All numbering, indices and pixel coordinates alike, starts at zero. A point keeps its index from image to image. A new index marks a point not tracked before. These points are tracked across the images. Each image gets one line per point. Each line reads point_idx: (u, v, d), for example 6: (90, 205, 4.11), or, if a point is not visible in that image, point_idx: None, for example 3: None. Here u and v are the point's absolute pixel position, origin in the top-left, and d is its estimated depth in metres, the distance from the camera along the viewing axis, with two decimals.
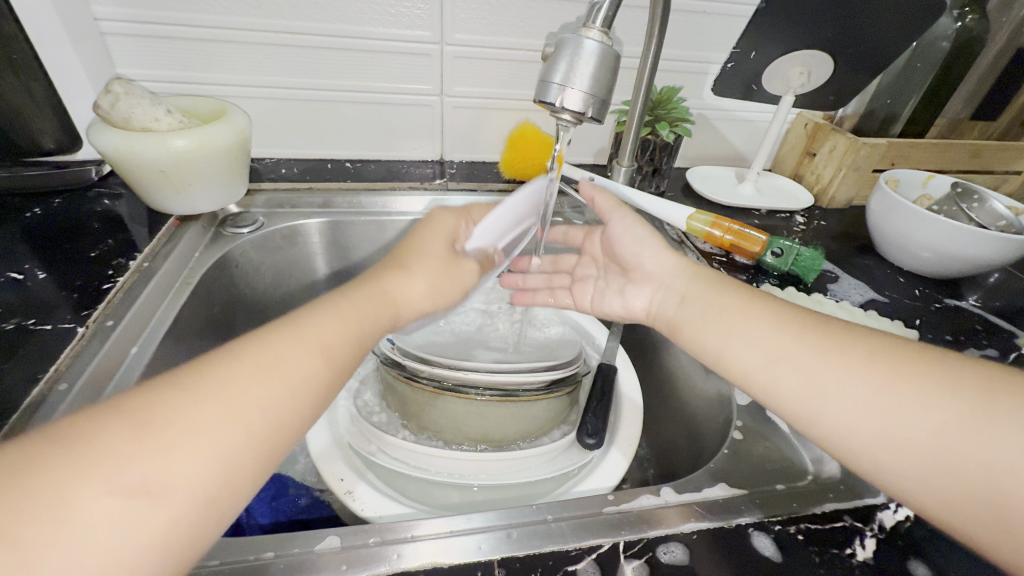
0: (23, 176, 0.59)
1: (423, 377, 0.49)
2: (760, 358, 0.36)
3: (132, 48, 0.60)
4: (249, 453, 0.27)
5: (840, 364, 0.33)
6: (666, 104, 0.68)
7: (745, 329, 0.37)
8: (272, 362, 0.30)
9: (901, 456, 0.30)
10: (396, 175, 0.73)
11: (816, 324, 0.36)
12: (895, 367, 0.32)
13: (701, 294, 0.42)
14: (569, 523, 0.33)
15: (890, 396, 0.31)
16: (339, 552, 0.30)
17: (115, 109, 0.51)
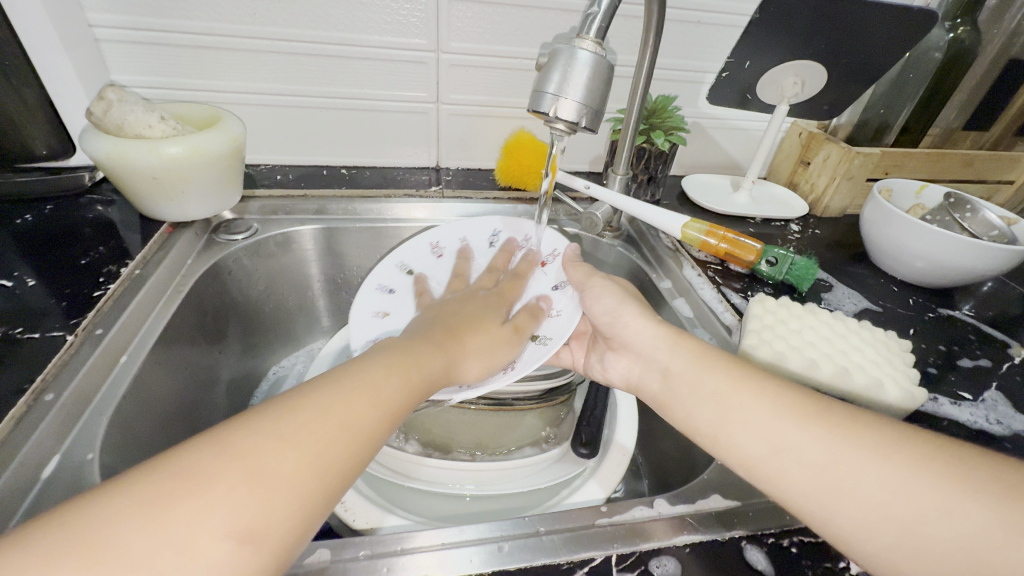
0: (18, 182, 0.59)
1: None
2: (760, 450, 0.34)
3: (127, 54, 0.60)
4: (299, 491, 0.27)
5: (847, 446, 0.32)
6: (661, 113, 0.68)
7: (745, 405, 0.36)
8: (323, 410, 0.29)
9: (915, 548, 0.29)
10: (391, 182, 0.73)
11: (815, 401, 0.35)
12: (902, 454, 0.31)
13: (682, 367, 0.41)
14: (561, 537, 0.32)
15: (901, 485, 0.30)
16: (329, 565, 0.30)
17: (108, 115, 0.51)
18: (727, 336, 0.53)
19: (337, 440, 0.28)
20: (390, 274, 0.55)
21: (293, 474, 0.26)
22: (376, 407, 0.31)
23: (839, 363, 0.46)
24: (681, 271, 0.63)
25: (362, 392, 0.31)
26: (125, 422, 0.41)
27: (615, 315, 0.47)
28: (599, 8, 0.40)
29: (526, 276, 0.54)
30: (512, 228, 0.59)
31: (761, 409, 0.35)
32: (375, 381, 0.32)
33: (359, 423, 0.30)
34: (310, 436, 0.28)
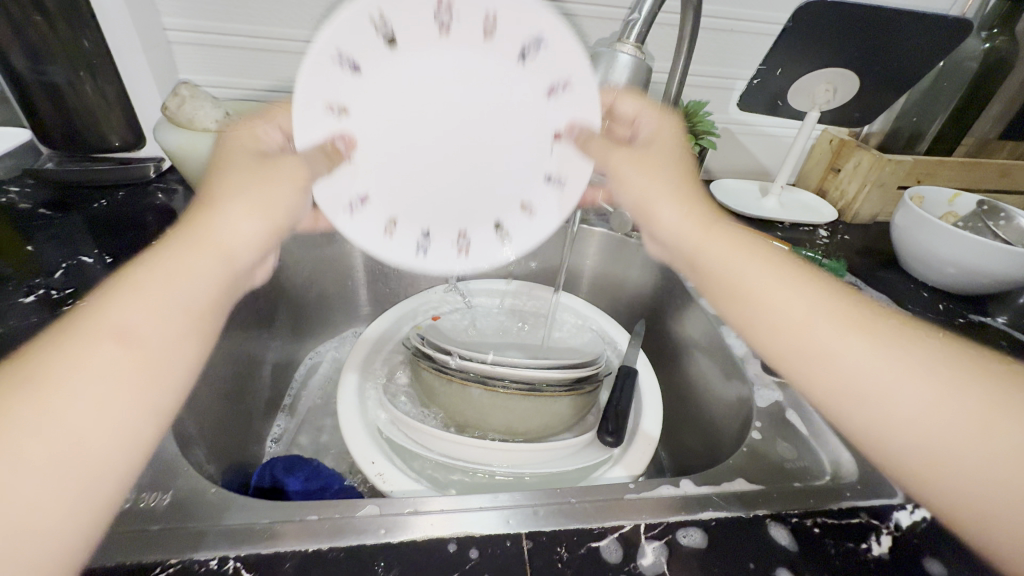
0: (96, 171, 0.64)
1: (452, 368, 0.53)
2: (803, 310, 0.36)
3: (195, 56, 0.65)
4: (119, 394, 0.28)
5: (887, 350, 0.34)
6: (693, 118, 0.70)
7: (787, 299, 0.37)
8: (75, 363, 0.28)
9: (919, 437, 0.32)
10: None
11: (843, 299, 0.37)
12: (917, 362, 0.33)
13: (723, 245, 0.41)
14: (592, 505, 0.35)
15: (912, 384, 0.32)
16: (377, 517, 0.33)
17: (181, 110, 0.55)
18: None
19: (102, 382, 0.28)
20: (337, 88, 0.42)
21: (60, 435, 0.26)
22: (121, 334, 0.30)
23: None
24: None
25: (100, 331, 0.30)
26: None
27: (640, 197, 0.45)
28: (640, 15, 0.43)
29: (524, 130, 0.48)
30: (562, 52, 0.42)
31: (803, 287, 0.37)
32: (129, 311, 0.31)
33: (132, 356, 0.30)
34: (82, 390, 0.28)
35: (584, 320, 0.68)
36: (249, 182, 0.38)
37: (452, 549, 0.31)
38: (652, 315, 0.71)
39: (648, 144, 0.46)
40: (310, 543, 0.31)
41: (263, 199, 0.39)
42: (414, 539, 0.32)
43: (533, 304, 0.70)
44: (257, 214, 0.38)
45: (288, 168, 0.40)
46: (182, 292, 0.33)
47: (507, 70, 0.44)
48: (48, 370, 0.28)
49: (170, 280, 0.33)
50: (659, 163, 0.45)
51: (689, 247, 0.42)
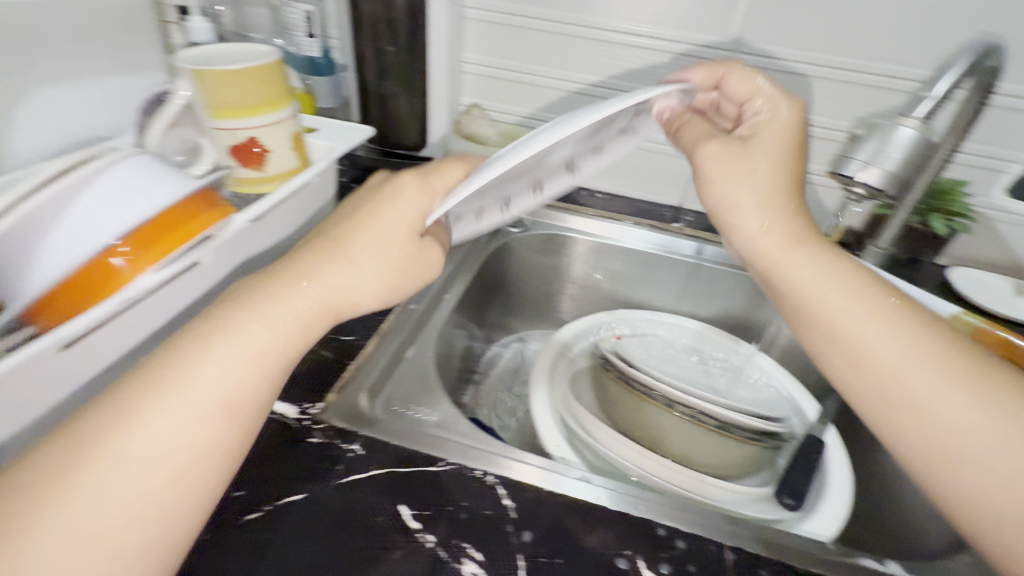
0: (389, 162, 0.82)
1: (640, 384, 0.58)
2: (892, 354, 0.38)
3: (478, 84, 0.81)
4: (183, 449, 0.29)
5: (959, 388, 0.36)
6: (947, 195, 0.65)
7: (878, 340, 0.39)
8: (158, 401, 0.29)
9: (973, 471, 0.35)
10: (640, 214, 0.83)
11: (915, 321, 0.40)
12: (958, 381, 0.37)
13: (800, 262, 0.43)
14: (795, 546, 0.35)
15: (969, 400, 0.36)
16: (597, 485, 0.37)
17: (467, 125, 0.71)
18: None
19: (184, 461, 0.29)
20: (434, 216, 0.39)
21: (138, 520, 0.27)
22: (221, 406, 0.31)
23: None
24: None
25: (194, 404, 0.30)
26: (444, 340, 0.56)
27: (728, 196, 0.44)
28: (931, 93, 0.43)
29: (532, 163, 0.39)
30: (580, 116, 0.36)
31: (874, 324, 0.40)
32: (211, 375, 0.31)
33: (203, 440, 0.30)
34: (160, 466, 0.28)
35: (773, 387, 0.66)
36: (401, 232, 0.38)
37: (662, 533, 0.35)
38: None
39: (748, 136, 0.45)
40: (546, 484, 0.36)
41: (406, 265, 0.38)
42: (631, 513, 0.35)
43: (718, 349, 0.71)
44: (382, 280, 0.38)
45: (429, 252, 0.40)
46: (263, 391, 0.33)
47: (508, 174, 0.39)
48: (129, 432, 0.28)
49: (253, 370, 0.32)
50: (754, 159, 0.44)
51: (809, 295, 0.42)
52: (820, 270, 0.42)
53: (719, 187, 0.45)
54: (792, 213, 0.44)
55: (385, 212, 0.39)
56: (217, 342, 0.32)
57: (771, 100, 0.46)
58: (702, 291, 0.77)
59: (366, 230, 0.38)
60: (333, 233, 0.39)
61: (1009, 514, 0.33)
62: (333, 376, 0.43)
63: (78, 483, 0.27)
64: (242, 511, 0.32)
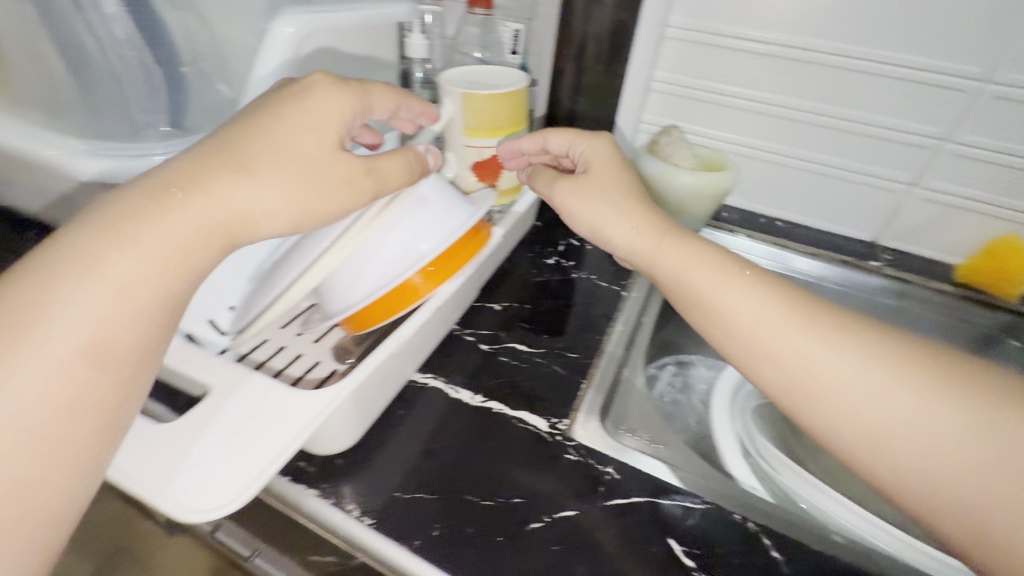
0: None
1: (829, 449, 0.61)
2: (805, 345, 0.36)
3: (663, 101, 0.79)
4: (111, 322, 0.28)
5: (923, 392, 0.33)
6: None
7: (758, 316, 0.37)
8: (87, 273, 0.28)
9: (956, 491, 0.31)
10: (826, 245, 0.76)
11: (818, 327, 0.37)
12: (912, 398, 0.33)
13: (674, 251, 0.41)
14: None
15: (937, 412, 0.33)
16: (868, 553, 0.35)
17: (664, 148, 0.70)
18: None
19: (99, 346, 0.28)
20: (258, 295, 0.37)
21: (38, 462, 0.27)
22: (127, 291, 0.29)
23: None
24: None
25: (117, 275, 0.29)
26: None
27: (674, 278, 0.41)
28: None
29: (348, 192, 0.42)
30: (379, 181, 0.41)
31: (820, 336, 0.36)
32: (123, 258, 0.29)
33: (140, 292, 0.29)
34: (78, 334, 0.28)
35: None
36: (316, 138, 0.34)
37: None
38: None
39: (588, 168, 0.46)
40: (810, 538, 0.35)
41: (308, 169, 0.33)
42: None
43: None
44: (292, 198, 0.33)
45: (338, 168, 0.34)
46: (170, 266, 0.30)
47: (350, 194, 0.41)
48: (57, 302, 0.28)
49: (172, 237, 0.30)
50: (608, 189, 0.44)
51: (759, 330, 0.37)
52: (770, 314, 0.37)
53: (750, 310, 0.38)
54: (701, 264, 0.40)
55: (288, 111, 0.34)
56: (199, 187, 0.30)
57: (595, 148, 0.47)
58: None
59: (271, 149, 0.33)
60: (235, 129, 0.33)
61: (963, 508, 0.31)
62: (569, 395, 0.44)
63: (41, 334, 0.27)
64: (526, 520, 0.34)
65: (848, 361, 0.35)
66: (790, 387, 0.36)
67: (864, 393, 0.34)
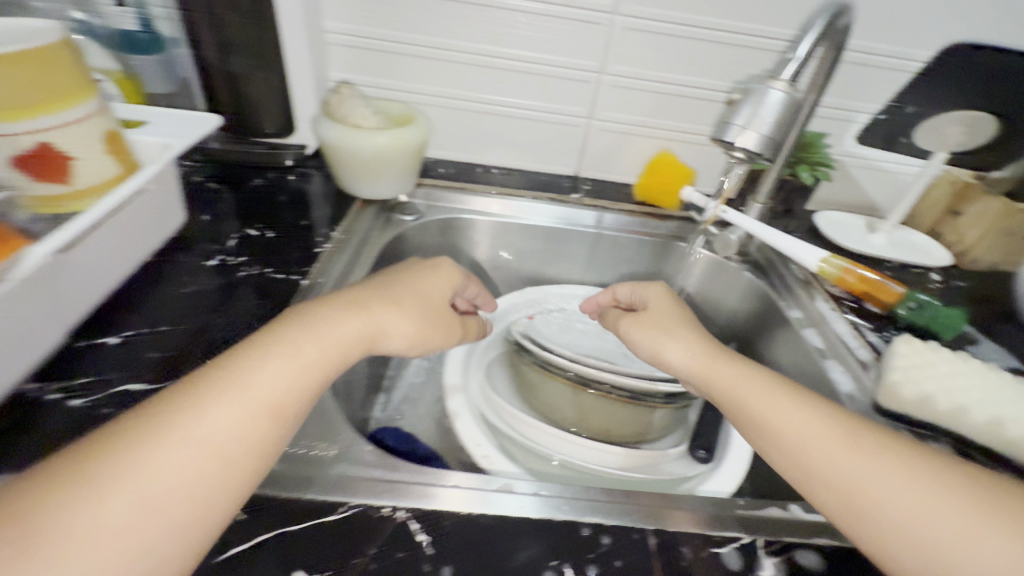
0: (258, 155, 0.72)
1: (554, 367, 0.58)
2: (802, 426, 0.38)
3: (345, 55, 0.71)
4: (168, 502, 0.28)
5: (892, 468, 0.34)
6: (810, 148, 0.70)
7: (812, 421, 0.38)
8: (150, 463, 0.28)
9: (925, 552, 0.31)
10: (536, 186, 0.80)
11: (856, 435, 0.36)
12: (931, 509, 0.32)
13: (728, 374, 0.43)
14: (710, 514, 0.37)
15: (901, 486, 0.33)
16: (514, 494, 0.36)
17: (339, 108, 0.62)
18: (862, 372, 0.53)
19: (147, 521, 0.27)
20: None
21: None
22: (186, 468, 0.29)
23: (993, 412, 0.42)
24: (812, 303, 0.64)
25: (197, 446, 0.30)
26: None
27: (652, 348, 0.49)
28: (796, 55, 0.44)
29: None
30: None
31: (808, 413, 0.38)
32: (206, 423, 0.31)
33: (215, 456, 0.30)
34: (122, 518, 0.26)
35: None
36: (287, 336, 0.37)
37: (586, 533, 0.34)
38: (745, 339, 0.71)
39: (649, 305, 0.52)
40: (460, 504, 0.34)
41: (302, 358, 0.36)
42: (551, 517, 0.35)
43: None
44: (298, 375, 0.35)
45: (326, 325, 0.39)
46: (280, 376, 0.35)
47: None
48: (124, 485, 0.27)
49: (287, 360, 0.35)
50: (665, 324, 0.50)
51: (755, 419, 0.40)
52: (825, 436, 0.37)
53: (800, 429, 0.38)
54: (749, 384, 0.42)
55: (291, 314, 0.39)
56: (249, 366, 0.34)
57: (649, 293, 0.54)
58: (605, 258, 0.77)
59: (281, 337, 0.37)
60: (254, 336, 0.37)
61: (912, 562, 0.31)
62: None
63: (51, 520, 0.25)
64: None
65: (814, 427, 0.37)
66: (783, 448, 0.38)
67: (839, 468, 0.35)
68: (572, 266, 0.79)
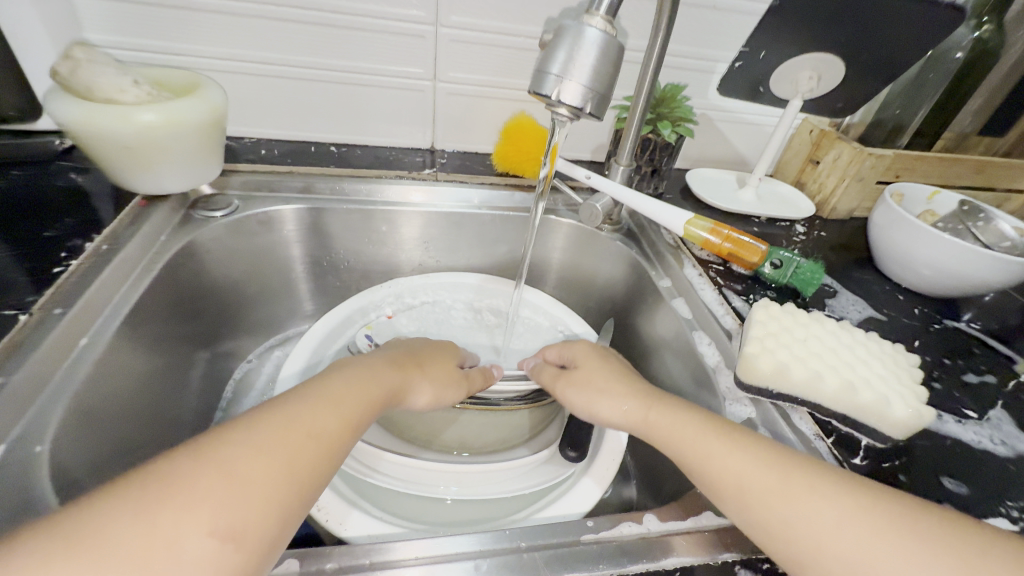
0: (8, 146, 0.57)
1: None
2: (743, 462, 0.33)
3: (102, 11, 0.56)
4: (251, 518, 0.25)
5: (840, 500, 0.29)
6: (669, 102, 0.65)
7: (748, 458, 0.33)
8: (219, 473, 0.26)
9: None
10: (383, 162, 0.69)
11: (804, 469, 0.32)
12: (867, 507, 0.29)
13: (672, 416, 0.38)
14: (543, 553, 0.31)
15: (849, 525, 0.28)
16: None
17: (76, 77, 0.47)
18: (727, 341, 0.50)
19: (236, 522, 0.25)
20: None
21: None
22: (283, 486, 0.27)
23: (846, 377, 0.39)
24: (681, 270, 0.59)
25: (265, 455, 0.28)
26: (86, 409, 0.39)
27: (587, 405, 0.44)
28: None
29: None
30: None
31: (747, 448, 0.34)
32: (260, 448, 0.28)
33: (296, 475, 0.28)
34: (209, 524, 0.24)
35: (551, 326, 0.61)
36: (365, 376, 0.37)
37: None
38: (621, 313, 0.67)
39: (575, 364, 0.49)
40: None
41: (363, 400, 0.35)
42: None
43: (496, 301, 0.64)
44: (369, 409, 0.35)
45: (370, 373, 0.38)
46: (361, 400, 0.35)
47: None
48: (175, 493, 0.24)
49: (341, 392, 0.34)
50: (598, 381, 0.45)
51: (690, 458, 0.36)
52: (765, 467, 0.32)
53: (735, 466, 0.33)
54: (686, 422, 0.37)
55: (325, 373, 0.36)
56: (293, 396, 0.32)
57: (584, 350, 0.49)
58: (469, 239, 0.69)
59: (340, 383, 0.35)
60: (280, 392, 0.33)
61: None
62: None
63: (92, 533, 0.22)
64: None
65: (756, 466, 0.33)
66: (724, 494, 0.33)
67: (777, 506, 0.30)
68: (434, 251, 0.70)
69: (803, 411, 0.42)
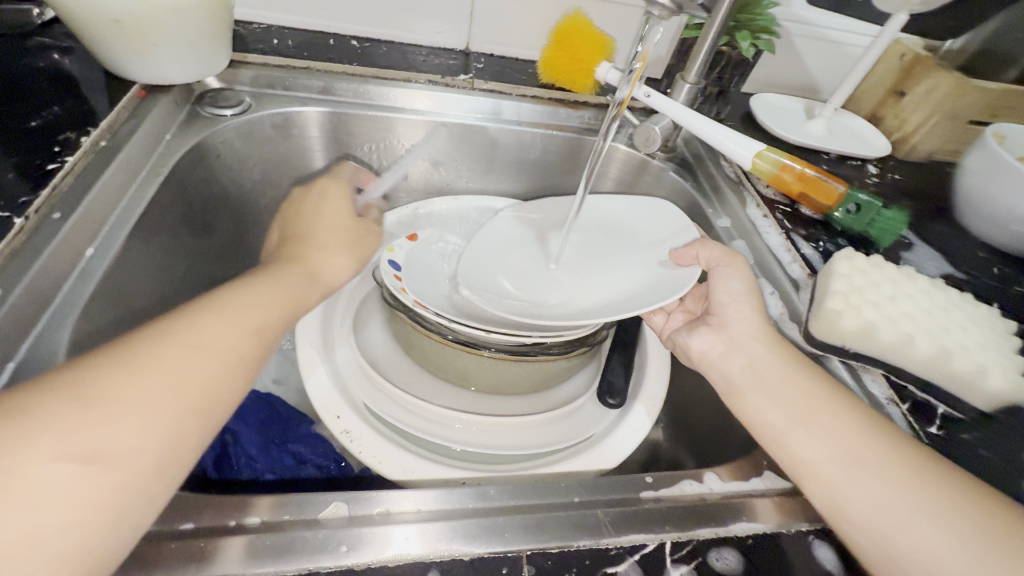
0: None
1: (432, 325, 0.46)
2: (826, 431, 0.32)
3: None
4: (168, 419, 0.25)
5: (915, 493, 0.29)
6: (752, 8, 0.55)
7: (831, 424, 0.32)
8: (167, 373, 0.26)
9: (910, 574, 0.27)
10: (412, 62, 0.61)
11: (888, 452, 0.30)
12: (937, 506, 0.28)
13: (773, 366, 0.36)
14: (606, 514, 0.29)
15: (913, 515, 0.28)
16: (338, 531, 0.27)
17: None
18: (793, 293, 0.45)
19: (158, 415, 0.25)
20: None
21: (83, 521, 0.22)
22: (199, 399, 0.27)
23: (939, 343, 0.35)
24: (743, 210, 0.53)
25: (211, 367, 0.28)
26: (96, 325, 0.36)
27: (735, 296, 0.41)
28: None
29: None
30: None
31: (836, 414, 0.33)
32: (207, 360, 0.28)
33: (218, 387, 0.28)
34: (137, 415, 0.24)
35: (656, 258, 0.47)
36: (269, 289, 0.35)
37: None
38: None
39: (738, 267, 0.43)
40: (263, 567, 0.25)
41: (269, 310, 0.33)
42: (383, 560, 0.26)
43: None
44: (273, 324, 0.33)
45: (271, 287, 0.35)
46: (272, 316, 0.33)
47: None
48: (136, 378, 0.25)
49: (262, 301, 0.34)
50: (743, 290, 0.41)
51: (775, 431, 0.34)
52: (844, 438, 0.31)
53: (810, 425, 0.33)
54: (784, 374, 0.36)
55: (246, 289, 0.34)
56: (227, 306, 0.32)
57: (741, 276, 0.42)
58: (504, 160, 0.62)
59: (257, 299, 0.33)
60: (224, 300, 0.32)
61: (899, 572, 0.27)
62: None
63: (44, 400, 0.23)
64: None
65: (834, 431, 0.32)
66: (776, 433, 0.34)
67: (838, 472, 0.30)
68: (464, 171, 0.63)
69: (876, 372, 0.38)
